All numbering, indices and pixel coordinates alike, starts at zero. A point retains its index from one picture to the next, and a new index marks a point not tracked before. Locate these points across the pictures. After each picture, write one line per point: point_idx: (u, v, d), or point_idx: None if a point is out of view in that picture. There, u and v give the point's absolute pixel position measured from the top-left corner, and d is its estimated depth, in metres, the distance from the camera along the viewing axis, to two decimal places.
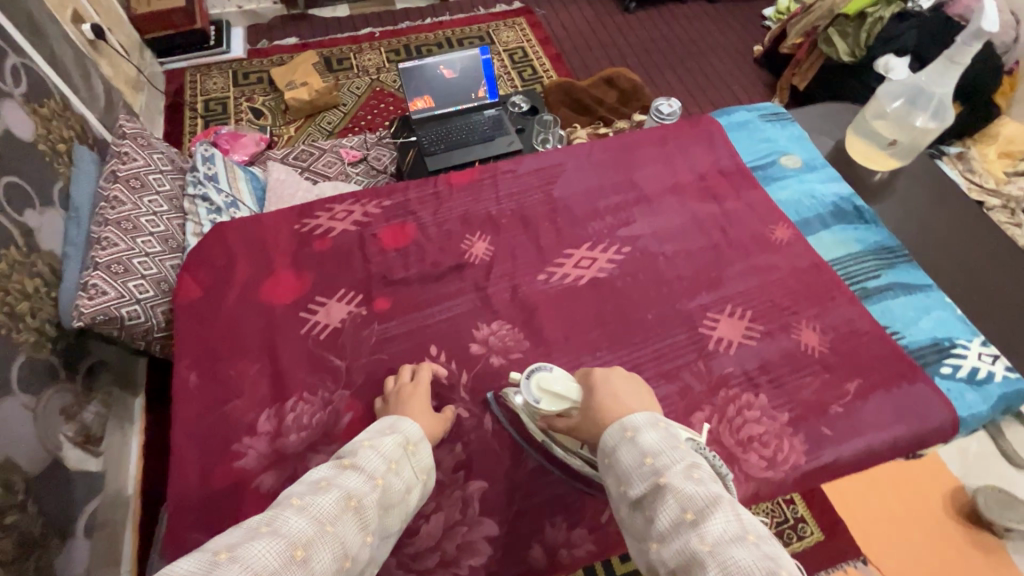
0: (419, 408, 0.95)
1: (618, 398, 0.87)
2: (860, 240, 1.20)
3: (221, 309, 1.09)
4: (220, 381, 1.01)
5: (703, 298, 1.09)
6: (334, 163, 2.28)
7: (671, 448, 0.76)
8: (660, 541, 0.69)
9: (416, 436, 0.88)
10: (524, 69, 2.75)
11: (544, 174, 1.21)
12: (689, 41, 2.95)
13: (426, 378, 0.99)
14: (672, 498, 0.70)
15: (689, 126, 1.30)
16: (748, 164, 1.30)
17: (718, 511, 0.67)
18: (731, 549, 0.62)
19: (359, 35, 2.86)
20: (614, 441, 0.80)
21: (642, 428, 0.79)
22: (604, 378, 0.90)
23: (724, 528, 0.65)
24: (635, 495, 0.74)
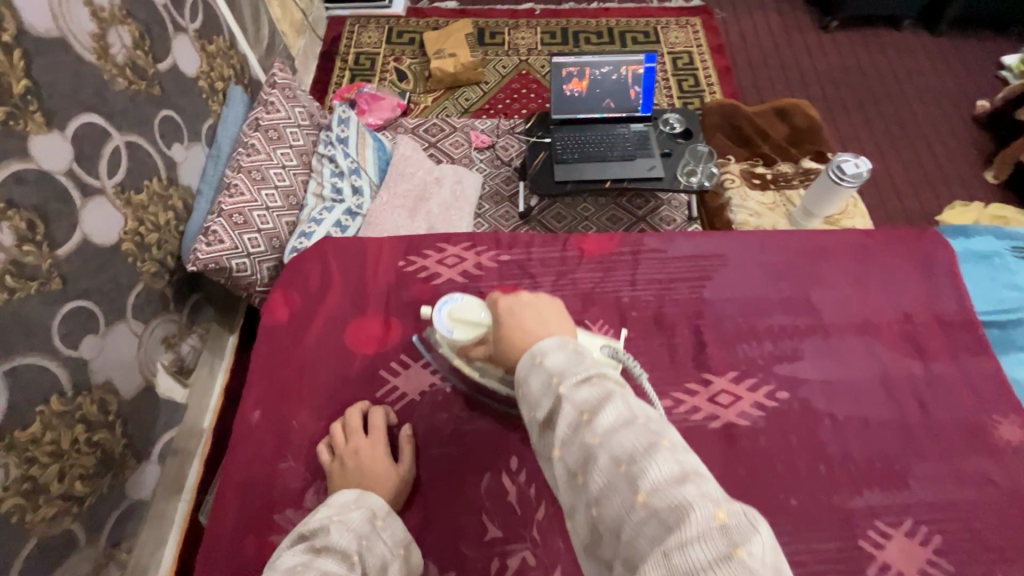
0: (374, 476, 0.80)
1: (526, 325, 0.70)
2: None
3: (302, 340, 0.95)
4: (280, 428, 0.88)
5: (874, 494, 0.79)
6: (461, 144, 2.19)
7: (573, 358, 0.62)
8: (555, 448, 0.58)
9: (379, 507, 0.74)
10: (686, 78, 2.45)
11: (701, 261, 0.99)
12: (894, 80, 2.46)
13: (380, 424, 0.86)
14: (566, 403, 0.58)
15: (904, 235, 1.03)
16: (984, 309, 1.08)
17: (613, 404, 0.56)
18: (620, 437, 0.53)
19: (519, 10, 2.71)
20: (522, 368, 0.64)
21: (551, 347, 0.63)
22: (508, 305, 0.73)
23: (615, 416, 0.55)
24: (537, 411, 0.60)
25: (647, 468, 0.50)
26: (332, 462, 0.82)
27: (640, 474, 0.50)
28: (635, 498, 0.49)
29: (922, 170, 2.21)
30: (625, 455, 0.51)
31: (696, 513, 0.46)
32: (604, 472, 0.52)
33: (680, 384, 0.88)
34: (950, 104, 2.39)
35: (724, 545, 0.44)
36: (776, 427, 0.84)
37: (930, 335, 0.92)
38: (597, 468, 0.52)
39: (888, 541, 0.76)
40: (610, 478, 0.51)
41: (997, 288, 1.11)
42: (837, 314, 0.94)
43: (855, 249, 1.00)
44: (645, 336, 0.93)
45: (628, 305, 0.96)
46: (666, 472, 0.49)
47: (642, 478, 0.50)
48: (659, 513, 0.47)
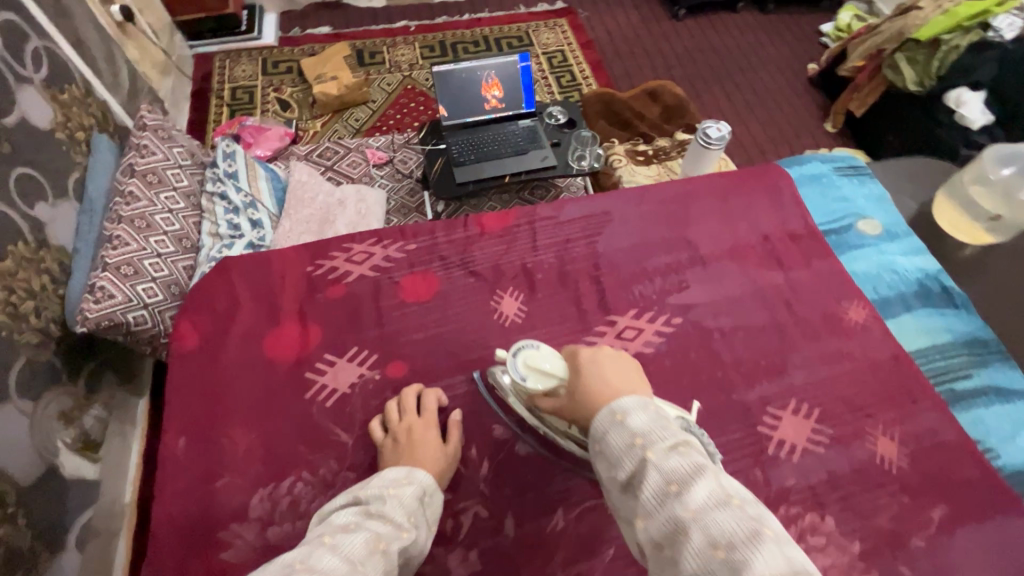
0: (425, 451, 0.80)
1: (608, 380, 0.72)
2: (949, 330, 1.04)
3: (219, 360, 0.92)
4: (209, 449, 0.84)
5: (764, 386, 0.91)
6: (359, 164, 2.19)
7: (658, 424, 0.65)
8: (640, 514, 0.60)
9: (429, 486, 0.74)
10: (562, 74, 2.62)
11: (588, 221, 1.09)
12: (739, 55, 2.78)
13: (434, 406, 0.86)
14: (653, 472, 0.60)
15: (754, 174, 1.17)
16: (819, 227, 1.13)
17: (705, 481, 0.58)
18: (715, 517, 0.55)
19: (394, 28, 2.76)
20: (602, 427, 0.68)
21: (630, 407, 0.67)
22: (590, 359, 0.75)
23: (709, 495, 0.57)
24: (621, 475, 0.63)
25: (747, 556, 0.52)
26: (385, 438, 0.83)
27: (740, 560, 0.51)
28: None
29: (775, 127, 2.52)
30: (722, 538, 0.53)
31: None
32: (698, 553, 0.53)
33: (590, 330, 0.96)
34: (787, 71, 2.74)
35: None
36: (676, 347, 0.95)
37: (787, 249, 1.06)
38: (691, 546, 0.54)
39: (783, 422, 0.88)
40: (705, 560, 0.53)
41: (829, 206, 1.17)
42: (712, 247, 1.07)
43: (716, 190, 1.14)
44: (554, 298, 1.00)
45: (532, 269, 1.03)
46: (768, 563, 0.51)
47: (741, 563, 0.51)
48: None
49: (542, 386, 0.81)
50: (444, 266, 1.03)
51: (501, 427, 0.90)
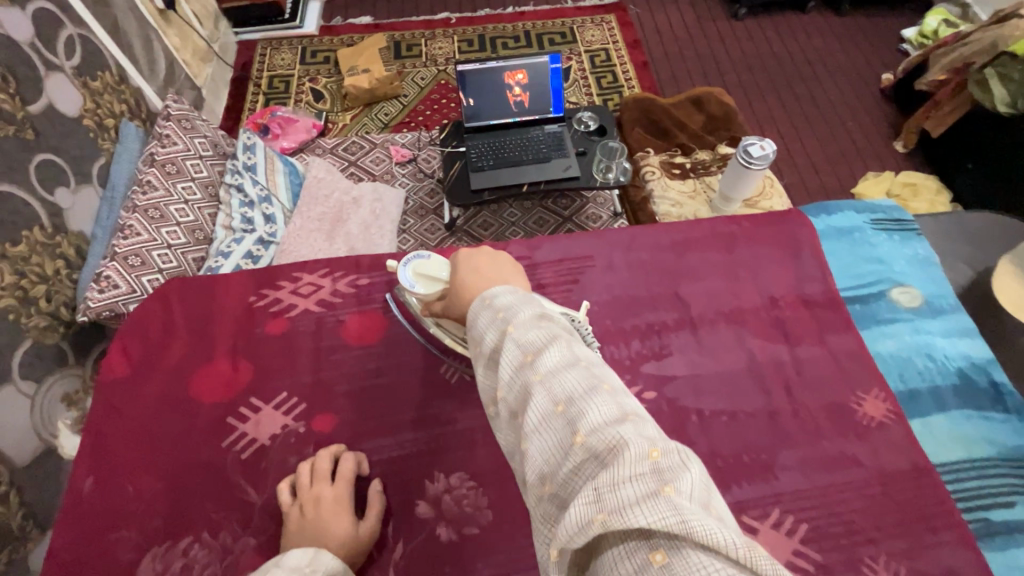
0: (335, 532, 0.57)
1: (481, 271, 0.62)
2: (988, 439, 0.68)
3: (140, 393, 0.69)
4: (108, 503, 0.62)
5: (742, 488, 0.63)
6: (382, 160, 2.14)
7: (526, 302, 0.55)
8: (494, 387, 0.51)
9: (336, 568, 0.52)
10: (604, 75, 2.47)
11: (567, 264, 0.79)
12: (804, 61, 2.53)
13: (350, 473, 0.62)
14: (510, 344, 0.50)
15: (768, 216, 0.83)
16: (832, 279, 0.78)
17: (560, 346, 0.49)
18: (563, 377, 0.46)
19: (434, 20, 2.69)
20: (473, 312, 0.57)
21: (500, 291, 0.57)
22: (468, 254, 0.64)
23: (561, 358, 0.48)
24: (480, 352, 0.53)
25: (585, 409, 0.43)
26: (291, 505, 0.59)
27: (578, 415, 0.43)
28: (571, 439, 0.42)
29: (836, 145, 2.27)
30: (564, 395, 0.44)
31: (627, 448, 0.39)
32: (540, 413, 0.45)
33: None
34: (858, 81, 2.46)
35: (654, 484, 0.37)
36: None
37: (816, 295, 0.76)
38: (533, 406, 0.45)
39: (754, 537, 0.60)
40: (545, 417, 0.44)
41: (855, 261, 0.79)
42: (717, 301, 0.75)
43: (721, 236, 0.81)
44: None
45: None
46: (604, 413, 0.43)
47: (579, 416, 0.43)
48: (595, 451, 0.40)
49: (429, 290, 0.68)
50: (375, 289, 0.77)
51: (425, 504, 0.63)
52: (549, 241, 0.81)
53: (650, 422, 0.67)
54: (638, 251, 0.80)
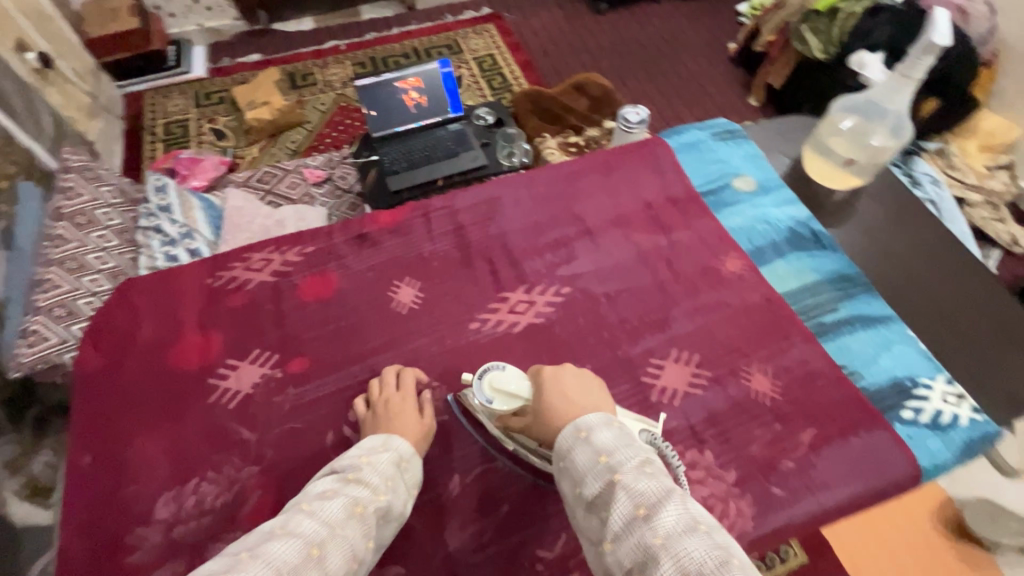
0: (406, 424, 0.69)
1: (570, 396, 0.64)
2: (817, 268, 0.88)
3: (120, 376, 0.76)
4: (111, 467, 0.69)
5: (646, 340, 0.80)
6: (298, 184, 2.21)
7: (625, 441, 0.57)
8: (607, 536, 0.52)
9: (407, 451, 0.65)
10: (493, 78, 2.68)
11: (481, 206, 0.94)
12: (662, 42, 2.88)
13: (412, 382, 0.74)
14: (621, 493, 0.52)
15: (633, 145, 1.02)
16: (687, 181, 0.97)
17: (673, 501, 0.51)
18: (685, 540, 0.47)
19: (324, 49, 2.79)
20: (566, 444, 0.60)
21: (597, 424, 0.59)
22: (553, 375, 0.66)
23: (679, 516, 0.49)
24: (584, 495, 0.56)
25: None
26: (366, 413, 0.71)
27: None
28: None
29: (701, 108, 2.62)
30: (693, 565, 0.46)
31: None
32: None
33: (485, 307, 0.83)
34: (709, 53, 2.84)
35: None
36: (567, 314, 0.83)
37: (680, 194, 0.96)
38: (661, 574, 0.46)
39: (660, 371, 0.77)
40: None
41: (703, 166, 1.00)
42: (605, 213, 0.94)
43: (599, 164, 0.99)
44: (448, 269, 0.87)
45: (429, 258, 0.88)
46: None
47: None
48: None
49: (507, 407, 0.68)
50: (319, 253, 0.87)
51: None
52: (464, 191, 0.95)
53: (570, 309, 0.83)
54: (538, 187, 0.96)
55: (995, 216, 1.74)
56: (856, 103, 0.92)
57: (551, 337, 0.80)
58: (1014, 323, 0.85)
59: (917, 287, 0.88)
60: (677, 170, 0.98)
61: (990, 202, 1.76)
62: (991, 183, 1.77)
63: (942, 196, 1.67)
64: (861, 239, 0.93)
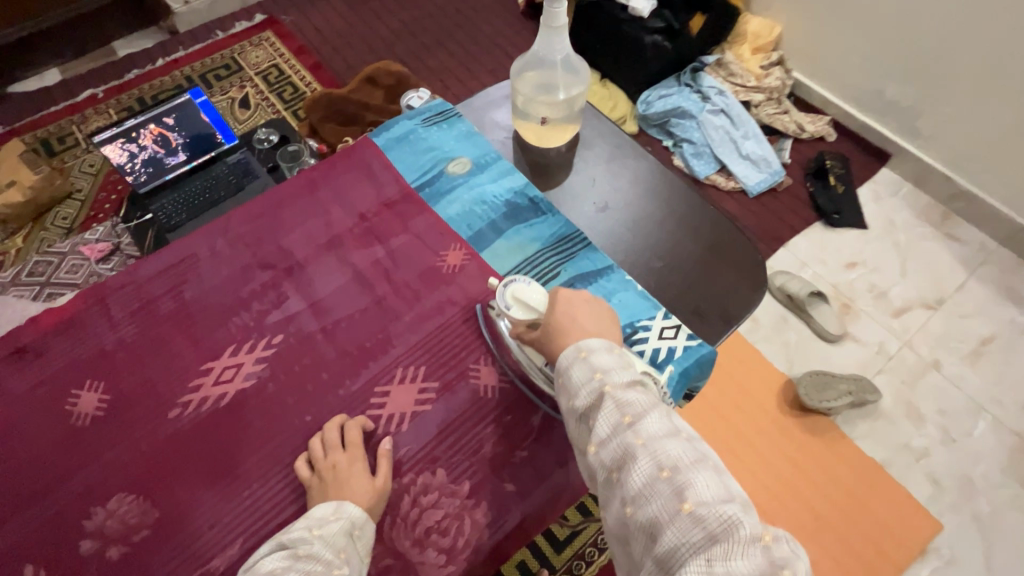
0: (356, 487, 0.64)
1: (577, 321, 0.66)
2: (537, 237, 0.86)
3: None
4: None
5: (370, 367, 0.75)
6: (80, 266, 1.82)
7: (619, 363, 0.60)
8: (592, 441, 0.57)
9: (360, 516, 0.62)
10: (285, 89, 2.35)
11: (171, 270, 0.82)
12: (454, 9, 2.70)
13: (359, 437, 0.68)
14: (611, 403, 0.56)
15: (340, 153, 0.94)
16: (405, 182, 0.91)
17: (658, 415, 0.55)
18: (666, 445, 0.52)
19: (78, 102, 2.19)
20: (565, 361, 0.62)
21: (596, 344, 0.62)
22: (566, 297, 0.68)
23: (661, 425, 0.54)
24: (575, 404, 0.59)
25: (691, 479, 0.50)
26: (312, 477, 0.66)
27: (684, 484, 0.50)
28: (679, 507, 0.48)
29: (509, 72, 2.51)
30: (670, 462, 0.51)
31: (738, 526, 0.46)
32: (646, 476, 0.51)
33: (183, 388, 0.73)
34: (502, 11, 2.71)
35: (771, 561, 0.43)
36: (280, 365, 0.75)
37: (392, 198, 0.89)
38: (640, 469, 0.51)
39: (387, 396, 0.73)
40: (653, 482, 0.51)
41: (416, 158, 0.94)
42: (316, 239, 0.86)
43: (304, 184, 0.91)
44: (137, 356, 0.75)
45: (111, 350, 0.76)
46: (712, 488, 0.49)
47: (685, 487, 0.49)
48: (705, 524, 0.47)
49: (525, 317, 0.70)
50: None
51: (89, 541, 0.64)
52: (149, 259, 0.83)
53: (285, 357, 0.76)
54: (237, 229, 0.86)
55: (780, 110, 1.83)
56: (532, 64, 0.90)
57: (263, 398, 0.72)
58: (724, 240, 0.88)
59: (635, 229, 0.89)
60: (389, 174, 0.92)
61: (771, 98, 1.83)
62: (768, 80, 1.83)
63: (730, 103, 1.78)
64: (583, 193, 0.92)
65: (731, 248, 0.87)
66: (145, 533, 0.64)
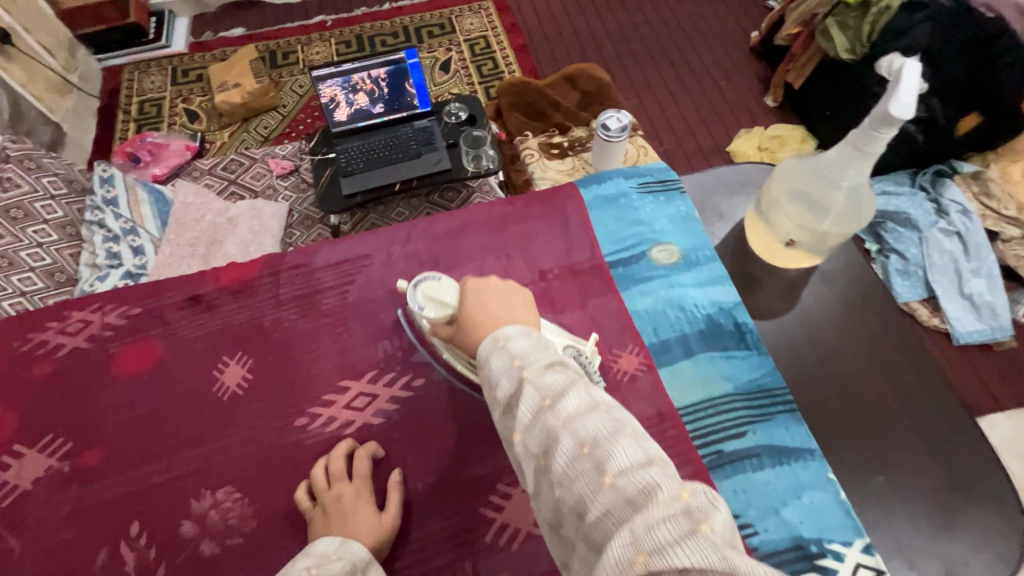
0: (359, 524, 0.59)
1: (491, 310, 0.55)
2: (729, 375, 0.71)
3: None
4: None
5: (498, 457, 0.67)
6: (263, 175, 1.65)
7: (542, 345, 0.49)
8: (513, 432, 0.45)
9: (363, 558, 0.55)
10: (484, 63, 2.18)
11: (346, 266, 0.80)
12: (692, 15, 2.29)
13: (367, 469, 0.64)
14: (528, 385, 0.45)
15: (540, 194, 0.86)
16: (601, 256, 0.80)
17: (580, 388, 0.45)
18: (587, 418, 0.42)
19: (309, 25, 2.26)
20: (481, 351, 0.50)
21: (512, 327, 0.50)
22: (474, 283, 0.58)
23: (582, 398, 0.43)
24: (493, 396, 0.48)
25: (614, 449, 0.39)
26: (312, 509, 0.62)
27: (607, 456, 0.39)
28: (600, 482, 0.38)
29: (739, 108, 2.01)
30: (590, 434, 0.40)
31: (660, 490, 0.36)
32: (566, 455, 0.40)
33: (317, 398, 0.70)
34: (744, 30, 2.22)
35: (698, 527, 0.33)
36: (413, 414, 0.70)
37: (580, 265, 0.79)
38: (559, 450, 0.41)
39: (506, 501, 0.64)
40: (572, 460, 0.40)
41: (618, 228, 0.83)
42: None
43: (495, 217, 0.83)
44: (289, 344, 0.74)
45: (268, 329, 0.75)
46: (635, 456, 0.39)
47: (609, 458, 0.39)
48: (630, 497, 0.36)
49: (437, 315, 0.65)
50: (145, 316, 0.76)
51: (191, 523, 0.63)
52: (330, 245, 0.81)
53: (420, 406, 0.70)
54: (416, 243, 0.82)
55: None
56: (807, 169, 0.73)
57: (386, 444, 0.68)
58: (966, 472, 0.68)
59: (853, 408, 0.71)
60: (587, 237, 0.81)
61: None
62: None
63: (972, 228, 1.36)
64: (799, 340, 0.75)
65: (978, 483, 0.68)
66: (240, 539, 0.62)
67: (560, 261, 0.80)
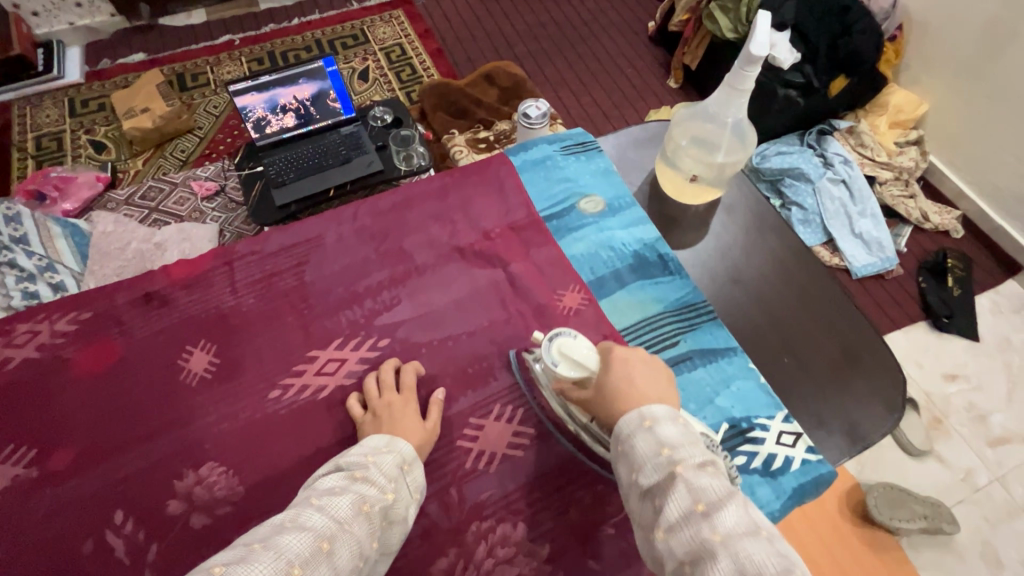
0: (406, 428, 0.66)
1: (638, 384, 0.58)
2: (658, 297, 0.82)
3: None
4: None
5: (467, 397, 0.73)
6: (187, 199, 1.60)
7: (691, 441, 0.52)
8: (657, 526, 0.47)
9: (410, 455, 0.62)
10: (402, 69, 2.23)
11: (298, 248, 0.83)
12: (592, 12, 2.46)
13: (412, 383, 0.71)
14: (681, 484, 0.48)
15: (474, 165, 0.93)
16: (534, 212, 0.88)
17: (736, 506, 0.45)
18: (745, 542, 0.42)
19: (216, 44, 2.21)
20: (627, 428, 0.54)
21: (662, 413, 0.54)
22: (623, 355, 0.61)
23: (739, 517, 0.44)
24: (640, 484, 0.51)
25: None
26: (364, 415, 0.68)
27: None
28: None
29: (645, 91, 2.18)
30: (753, 566, 0.40)
31: None
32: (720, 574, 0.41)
33: (288, 371, 0.74)
34: (641, 21, 2.41)
35: None
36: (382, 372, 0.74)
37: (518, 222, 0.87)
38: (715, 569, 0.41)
39: (480, 432, 0.70)
40: None
41: (548, 186, 0.92)
42: (437, 247, 0.84)
43: (434, 190, 0.90)
44: (251, 326, 0.77)
45: (228, 315, 0.77)
46: None
47: None
48: None
49: (573, 376, 0.63)
50: (96, 318, 0.76)
51: (176, 501, 0.65)
52: (278, 232, 0.84)
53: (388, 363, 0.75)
54: (363, 221, 0.86)
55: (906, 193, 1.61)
56: (698, 115, 0.85)
57: None
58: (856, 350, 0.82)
59: (763, 312, 0.83)
60: (519, 198, 0.89)
61: (900, 178, 1.61)
62: (901, 159, 1.62)
63: (855, 175, 1.56)
64: (714, 263, 0.87)
65: (869, 360, 0.80)
66: (229, 507, 0.64)
67: (500, 222, 0.87)
